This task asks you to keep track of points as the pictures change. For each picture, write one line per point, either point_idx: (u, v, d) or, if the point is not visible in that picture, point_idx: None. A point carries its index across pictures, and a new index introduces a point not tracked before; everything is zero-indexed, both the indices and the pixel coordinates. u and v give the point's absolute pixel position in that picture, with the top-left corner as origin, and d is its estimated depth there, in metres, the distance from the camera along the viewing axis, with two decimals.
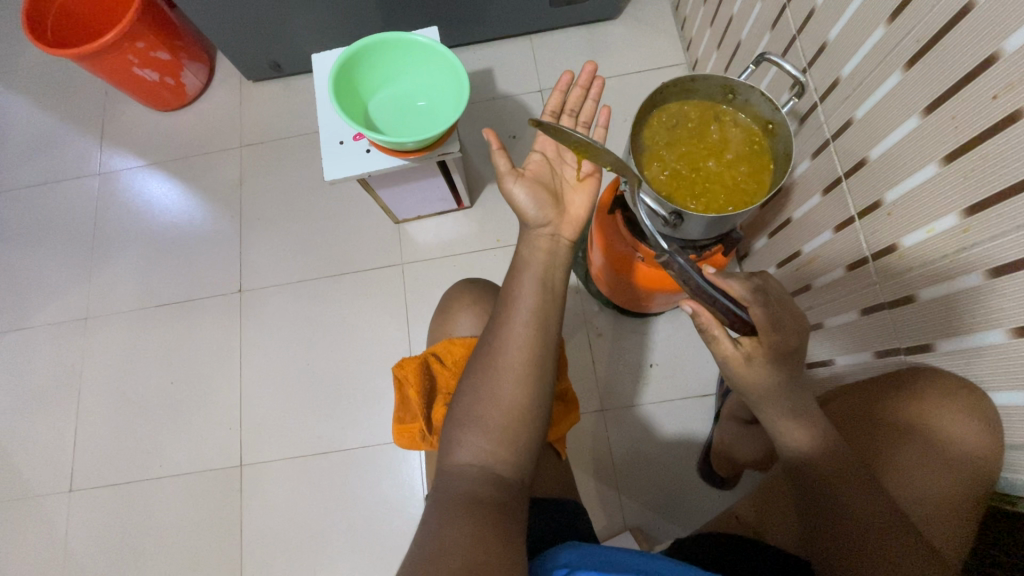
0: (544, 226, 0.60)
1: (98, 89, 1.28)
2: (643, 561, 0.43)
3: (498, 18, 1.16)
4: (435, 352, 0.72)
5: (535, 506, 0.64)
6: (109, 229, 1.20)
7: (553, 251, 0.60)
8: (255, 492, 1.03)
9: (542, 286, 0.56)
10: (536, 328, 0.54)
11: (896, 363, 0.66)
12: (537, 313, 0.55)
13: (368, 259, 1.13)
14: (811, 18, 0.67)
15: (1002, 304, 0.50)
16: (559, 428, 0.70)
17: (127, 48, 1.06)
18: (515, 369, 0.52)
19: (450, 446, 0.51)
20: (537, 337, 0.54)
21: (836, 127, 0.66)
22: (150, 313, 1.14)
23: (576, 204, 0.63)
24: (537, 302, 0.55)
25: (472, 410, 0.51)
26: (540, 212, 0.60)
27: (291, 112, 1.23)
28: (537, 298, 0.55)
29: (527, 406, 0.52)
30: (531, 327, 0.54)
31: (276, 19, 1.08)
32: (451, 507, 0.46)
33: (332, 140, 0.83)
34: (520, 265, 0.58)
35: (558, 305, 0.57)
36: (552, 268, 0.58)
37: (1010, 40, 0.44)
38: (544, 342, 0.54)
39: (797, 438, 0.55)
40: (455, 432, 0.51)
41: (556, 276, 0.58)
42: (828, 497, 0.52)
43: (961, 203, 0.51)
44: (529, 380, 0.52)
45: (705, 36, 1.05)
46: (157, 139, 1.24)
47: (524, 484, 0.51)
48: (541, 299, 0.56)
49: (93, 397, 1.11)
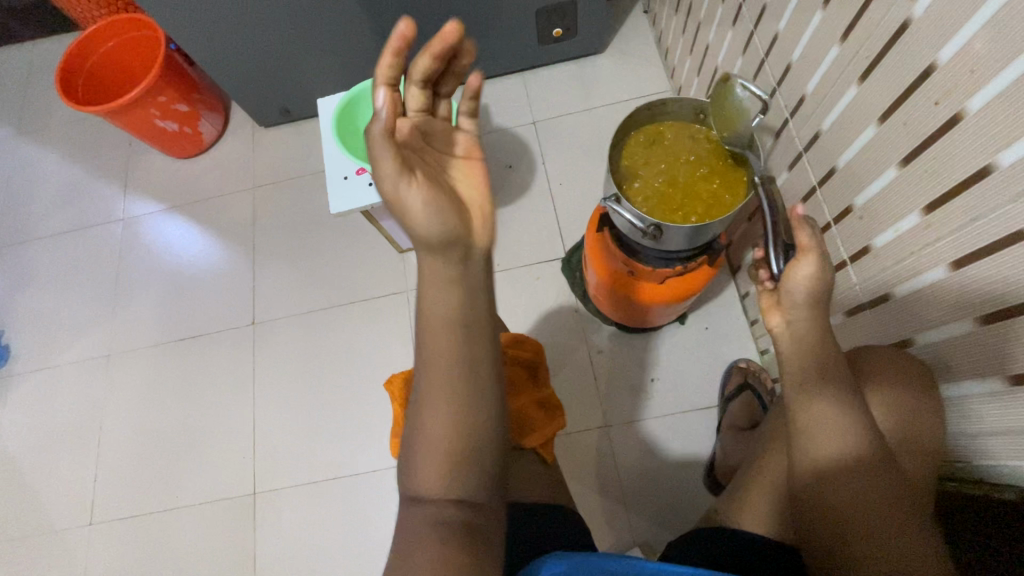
0: (430, 433, 0.50)
1: (123, 142, 1.38)
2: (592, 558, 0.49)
3: (492, 57, 1.24)
4: None
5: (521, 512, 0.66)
6: (130, 271, 1.26)
7: (443, 433, 0.50)
8: (267, 521, 1.05)
9: (461, 382, 0.51)
10: (449, 424, 0.50)
11: (884, 339, 0.66)
12: (447, 405, 0.50)
13: (373, 288, 1.18)
14: (776, 42, 0.73)
15: (970, 294, 0.52)
16: (537, 435, 0.76)
17: (150, 102, 1.16)
18: (439, 438, 0.50)
19: (409, 481, 0.51)
20: (460, 427, 0.50)
21: (807, 139, 0.70)
22: (168, 348, 1.19)
23: (439, 433, 0.50)
24: (448, 439, 0.50)
25: (417, 449, 0.51)
26: (430, 439, 0.50)
27: (299, 153, 1.31)
28: (445, 409, 0.50)
29: (460, 437, 0.50)
30: (448, 420, 0.50)
31: (285, 69, 1.17)
32: (443, 512, 0.49)
33: (335, 175, 0.89)
34: (418, 447, 0.50)
35: (474, 433, 0.51)
36: (447, 419, 0.50)
37: (943, 52, 0.47)
38: (468, 413, 0.50)
39: (832, 420, 0.53)
40: (410, 459, 0.52)
41: (450, 420, 0.50)
42: (833, 485, 0.52)
43: (920, 203, 0.54)
44: (454, 442, 0.50)
45: (686, 63, 1.12)
46: (176, 184, 1.32)
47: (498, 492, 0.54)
48: (456, 431, 0.50)
49: (113, 432, 1.15)
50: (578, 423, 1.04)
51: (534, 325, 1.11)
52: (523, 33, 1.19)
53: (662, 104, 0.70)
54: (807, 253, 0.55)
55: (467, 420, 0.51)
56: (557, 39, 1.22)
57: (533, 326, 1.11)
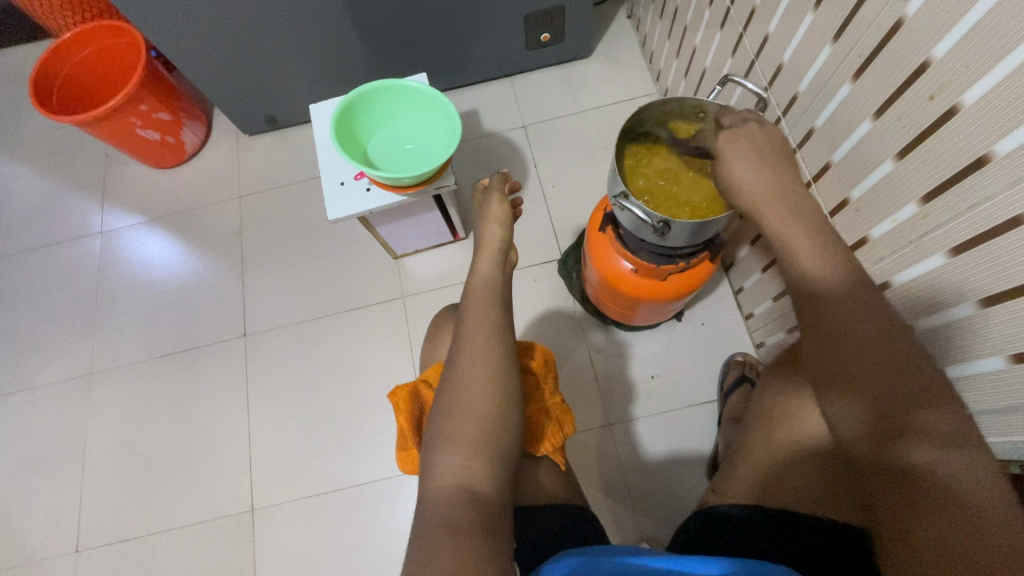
0: (460, 411, 0.59)
1: (99, 152, 1.33)
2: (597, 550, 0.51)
3: (480, 63, 1.24)
4: (424, 379, 0.75)
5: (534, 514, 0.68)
6: (111, 285, 1.22)
7: (472, 415, 0.58)
8: (266, 538, 1.02)
9: (495, 371, 0.61)
10: (486, 398, 0.59)
11: None
12: (488, 377, 0.61)
13: (368, 295, 1.16)
14: (766, 44, 0.75)
15: (968, 280, 0.54)
16: (550, 441, 0.72)
17: (131, 111, 1.13)
18: (474, 416, 0.58)
19: (431, 470, 0.57)
20: (494, 404, 0.59)
21: (800, 136, 0.73)
22: (155, 365, 1.15)
23: (477, 408, 0.59)
24: (479, 415, 0.58)
25: (445, 432, 0.58)
26: (455, 419, 0.58)
27: (287, 160, 1.29)
28: (484, 386, 0.60)
29: (492, 416, 0.59)
30: (489, 399, 0.59)
31: (271, 77, 1.15)
32: (457, 521, 0.52)
33: (333, 181, 0.88)
34: (450, 428, 0.58)
35: (506, 418, 0.60)
36: (474, 399, 0.59)
37: (937, 49, 0.50)
38: (503, 394, 0.60)
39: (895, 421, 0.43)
40: (434, 453, 0.58)
41: (483, 400, 0.59)
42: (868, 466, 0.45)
43: (917, 193, 0.56)
44: (485, 423, 0.58)
45: (673, 65, 1.14)
46: (157, 195, 1.29)
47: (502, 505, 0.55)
48: (495, 407, 0.59)
49: (98, 454, 1.10)
50: (581, 423, 1.05)
51: (533, 326, 1.12)
52: (511, 38, 1.20)
53: (662, 102, 0.71)
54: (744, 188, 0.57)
55: (500, 398, 0.60)
56: (544, 44, 1.23)
57: (533, 328, 1.12)
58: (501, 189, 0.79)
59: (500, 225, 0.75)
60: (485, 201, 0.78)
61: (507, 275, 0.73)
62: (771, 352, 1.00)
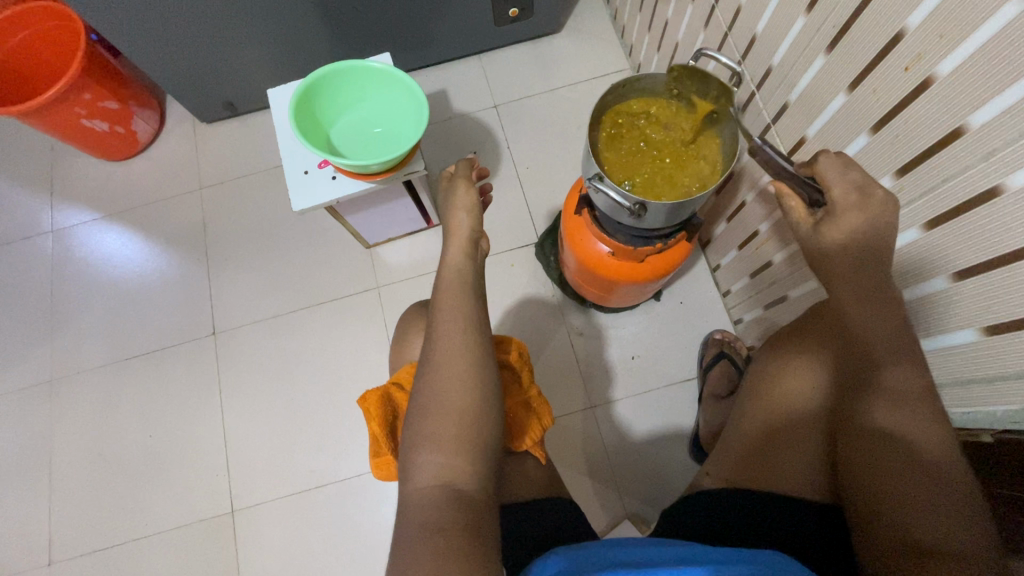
0: (442, 410, 0.57)
1: (44, 145, 1.25)
2: (596, 542, 0.51)
3: (448, 41, 1.20)
4: (397, 381, 0.74)
5: (518, 509, 0.67)
6: (67, 287, 1.16)
7: (455, 412, 0.57)
8: (250, 539, 1.00)
9: (472, 366, 0.60)
10: (469, 394, 0.58)
11: None
12: (469, 372, 0.59)
13: (342, 286, 1.13)
14: (739, 15, 0.73)
15: (943, 253, 0.54)
16: (527, 437, 0.71)
17: (74, 101, 1.05)
18: (455, 414, 0.57)
19: (409, 473, 0.55)
20: (472, 401, 0.58)
21: (775, 110, 0.71)
22: (121, 368, 1.11)
23: (460, 403, 0.57)
24: (460, 412, 0.57)
25: (423, 432, 0.56)
26: (434, 419, 0.57)
27: (248, 149, 1.23)
28: (462, 382, 0.58)
29: (471, 411, 0.57)
30: (469, 394, 0.58)
31: (226, 61, 1.09)
32: (439, 520, 0.50)
33: (295, 170, 0.84)
34: (430, 427, 0.56)
35: (490, 411, 0.59)
36: (452, 396, 0.58)
37: (912, 18, 0.49)
38: (484, 388, 0.59)
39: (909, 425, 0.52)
40: (412, 456, 0.56)
41: (463, 395, 0.58)
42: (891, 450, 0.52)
43: (892, 166, 0.56)
44: (467, 418, 0.57)
45: (645, 40, 1.12)
46: (111, 190, 1.22)
47: (484, 502, 0.54)
48: (475, 402, 0.58)
49: (66, 463, 1.06)
50: (563, 407, 1.05)
51: (512, 312, 1.10)
52: (478, 15, 1.15)
53: (637, 78, 0.68)
54: (840, 210, 0.50)
55: (480, 393, 0.59)
56: (513, 20, 1.19)
57: (511, 314, 1.10)
58: (466, 176, 0.75)
59: (468, 213, 0.72)
60: (451, 188, 0.75)
61: (479, 263, 0.71)
62: (749, 329, 1.01)
